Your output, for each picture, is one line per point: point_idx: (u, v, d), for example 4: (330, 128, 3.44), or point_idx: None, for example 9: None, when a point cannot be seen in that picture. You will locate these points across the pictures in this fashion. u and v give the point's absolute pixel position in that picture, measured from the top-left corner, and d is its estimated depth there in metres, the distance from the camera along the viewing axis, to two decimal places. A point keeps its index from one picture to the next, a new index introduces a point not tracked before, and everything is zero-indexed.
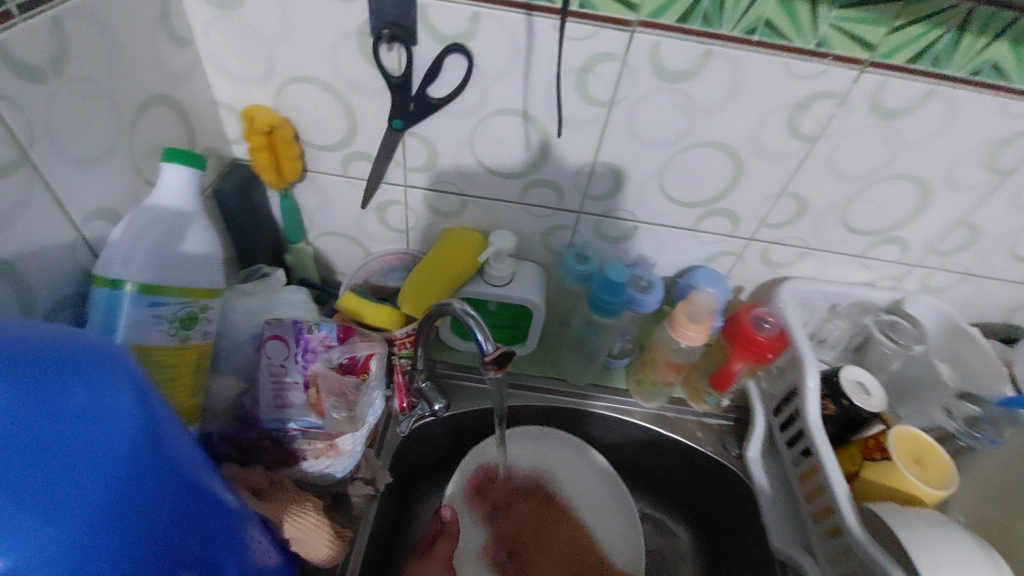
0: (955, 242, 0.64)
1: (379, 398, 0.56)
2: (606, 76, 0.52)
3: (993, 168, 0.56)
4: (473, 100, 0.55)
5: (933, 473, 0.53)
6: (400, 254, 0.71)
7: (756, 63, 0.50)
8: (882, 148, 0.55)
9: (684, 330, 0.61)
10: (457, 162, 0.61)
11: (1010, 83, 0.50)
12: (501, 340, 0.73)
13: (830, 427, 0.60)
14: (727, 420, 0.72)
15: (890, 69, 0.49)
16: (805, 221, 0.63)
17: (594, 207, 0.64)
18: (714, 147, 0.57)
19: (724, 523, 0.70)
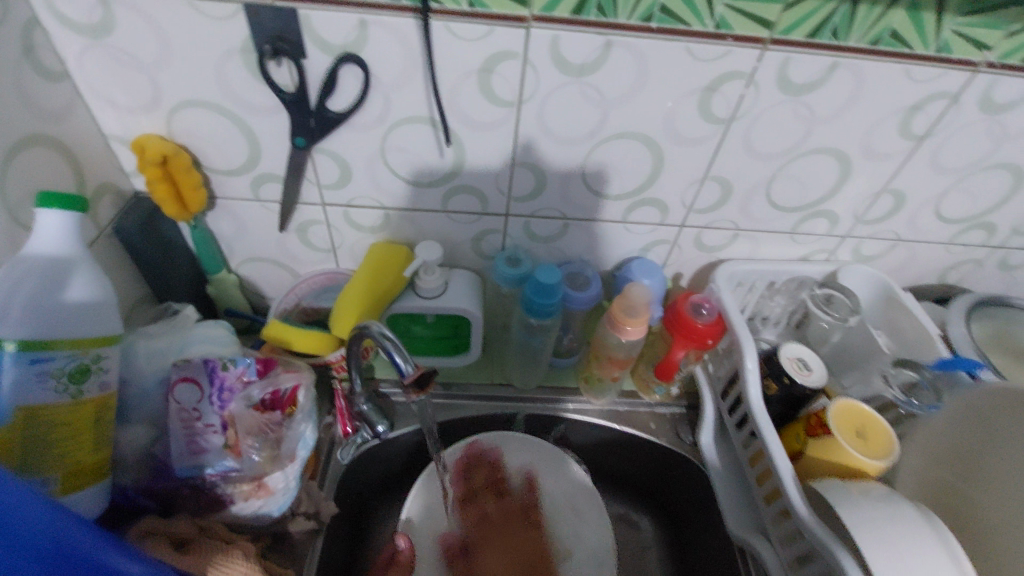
0: (880, 210, 0.64)
1: (311, 429, 0.54)
2: (509, 75, 0.50)
3: (907, 135, 0.56)
4: (377, 110, 0.53)
5: (875, 445, 0.53)
6: (330, 273, 0.69)
7: (659, 51, 0.49)
8: (796, 125, 0.55)
9: (624, 327, 0.60)
10: (372, 176, 0.59)
11: (912, 49, 0.49)
12: (443, 353, 0.71)
13: (775, 407, 0.60)
14: (678, 408, 0.72)
15: (792, 45, 0.49)
16: (732, 202, 0.63)
17: (520, 209, 0.63)
18: (631, 137, 0.56)
19: (685, 511, 0.70)
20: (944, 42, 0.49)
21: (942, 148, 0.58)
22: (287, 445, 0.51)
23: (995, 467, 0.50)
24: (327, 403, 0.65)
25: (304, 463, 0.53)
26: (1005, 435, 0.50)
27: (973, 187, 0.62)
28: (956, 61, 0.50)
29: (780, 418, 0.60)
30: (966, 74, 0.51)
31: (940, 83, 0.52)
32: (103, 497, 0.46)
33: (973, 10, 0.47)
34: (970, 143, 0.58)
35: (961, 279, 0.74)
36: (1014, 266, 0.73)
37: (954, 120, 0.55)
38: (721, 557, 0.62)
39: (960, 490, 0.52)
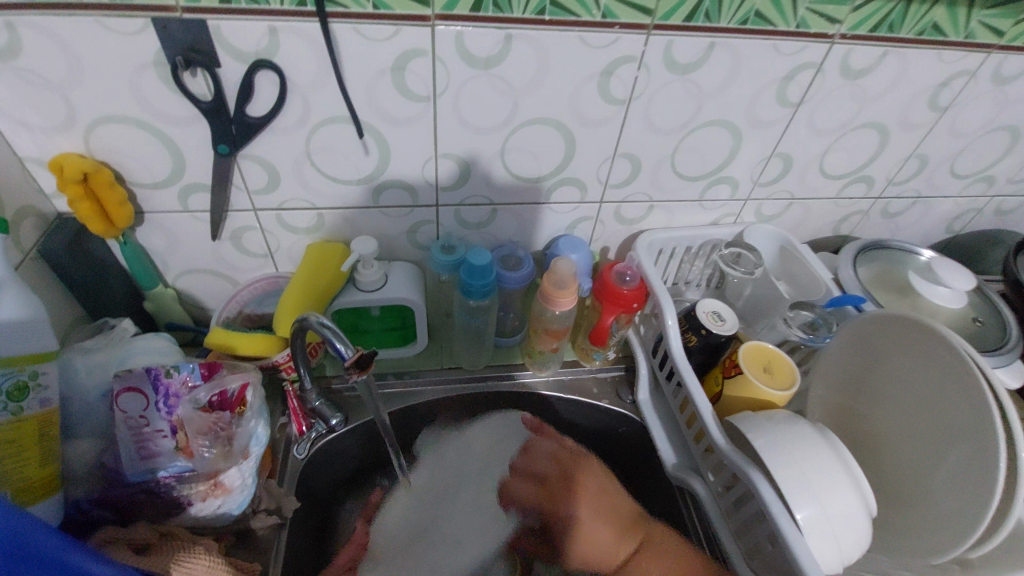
0: (773, 173, 0.72)
1: (263, 426, 0.55)
2: (421, 71, 0.54)
3: (784, 104, 0.64)
4: (298, 113, 0.55)
5: (781, 378, 0.59)
6: (269, 278, 0.70)
7: (555, 41, 0.53)
8: (688, 101, 0.61)
9: (556, 299, 0.64)
10: (301, 178, 0.61)
11: (776, 26, 0.56)
12: (391, 343, 0.74)
13: (697, 357, 0.66)
14: (617, 371, 0.77)
15: (672, 29, 0.54)
16: (642, 177, 0.69)
17: (449, 198, 0.66)
18: (542, 123, 0.60)
19: (633, 464, 0.76)
20: (801, 18, 0.56)
21: (816, 113, 0.65)
22: (241, 442, 0.53)
23: (882, 386, 0.58)
24: (280, 404, 0.67)
25: (258, 459, 0.55)
26: (888, 359, 0.58)
27: (848, 145, 0.70)
28: (814, 34, 0.57)
29: (702, 366, 0.66)
30: (824, 45, 0.59)
31: (805, 55, 0.59)
32: (59, 508, 0.47)
33: None
34: (839, 107, 0.65)
35: (853, 229, 0.83)
36: (895, 214, 0.83)
37: (822, 87, 0.63)
38: (664, 496, 0.69)
39: (857, 411, 0.61)
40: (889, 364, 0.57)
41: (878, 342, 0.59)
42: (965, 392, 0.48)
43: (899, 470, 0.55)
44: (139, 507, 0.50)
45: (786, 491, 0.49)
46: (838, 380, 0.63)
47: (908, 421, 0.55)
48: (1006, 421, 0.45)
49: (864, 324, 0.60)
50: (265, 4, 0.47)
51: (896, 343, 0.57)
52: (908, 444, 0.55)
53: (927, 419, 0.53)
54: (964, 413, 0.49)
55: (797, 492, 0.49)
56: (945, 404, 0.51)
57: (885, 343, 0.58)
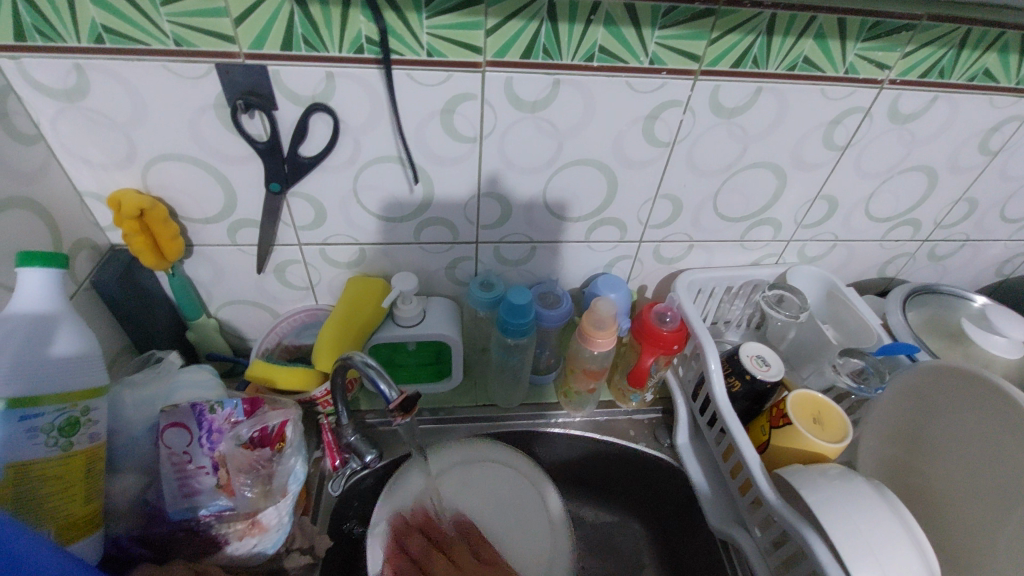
0: (817, 215, 0.71)
1: (301, 463, 0.55)
2: (470, 114, 0.55)
3: (830, 147, 0.63)
4: (347, 153, 0.56)
5: (832, 430, 0.57)
6: (309, 310, 0.71)
7: (602, 86, 0.54)
8: (733, 144, 0.61)
9: (594, 339, 0.63)
10: (346, 214, 0.62)
11: (824, 72, 0.56)
12: (426, 378, 0.73)
13: (741, 403, 0.64)
14: (654, 413, 0.75)
15: (719, 74, 0.54)
16: (683, 217, 0.68)
17: (490, 235, 0.67)
18: (586, 164, 0.61)
19: (671, 513, 0.73)
20: (850, 64, 0.55)
21: (864, 154, 0.64)
22: (280, 480, 0.53)
23: (938, 440, 0.56)
24: (313, 438, 0.66)
25: (295, 498, 0.55)
26: (944, 412, 0.55)
27: (895, 188, 0.69)
28: (862, 80, 0.57)
29: (745, 413, 0.64)
30: (873, 90, 0.58)
31: (853, 99, 0.59)
32: (99, 544, 0.47)
33: (871, 37, 0.53)
34: (887, 150, 0.64)
35: (898, 271, 0.81)
36: (943, 257, 0.80)
37: (871, 129, 0.62)
38: (707, 547, 0.65)
39: (910, 465, 0.58)
40: (945, 417, 0.55)
41: (933, 394, 0.57)
42: None
43: (957, 530, 0.52)
44: (176, 546, 0.49)
45: (845, 556, 0.46)
46: (891, 432, 0.61)
47: (970, 479, 0.52)
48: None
49: (919, 373, 0.58)
50: (324, 51, 0.48)
51: (953, 395, 0.54)
52: (971, 503, 0.51)
53: (988, 474, 0.50)
54: None
55: (855, 555, 0.46)
56: (1012, 460, 0.48)
57: (941, 395, 0.56)
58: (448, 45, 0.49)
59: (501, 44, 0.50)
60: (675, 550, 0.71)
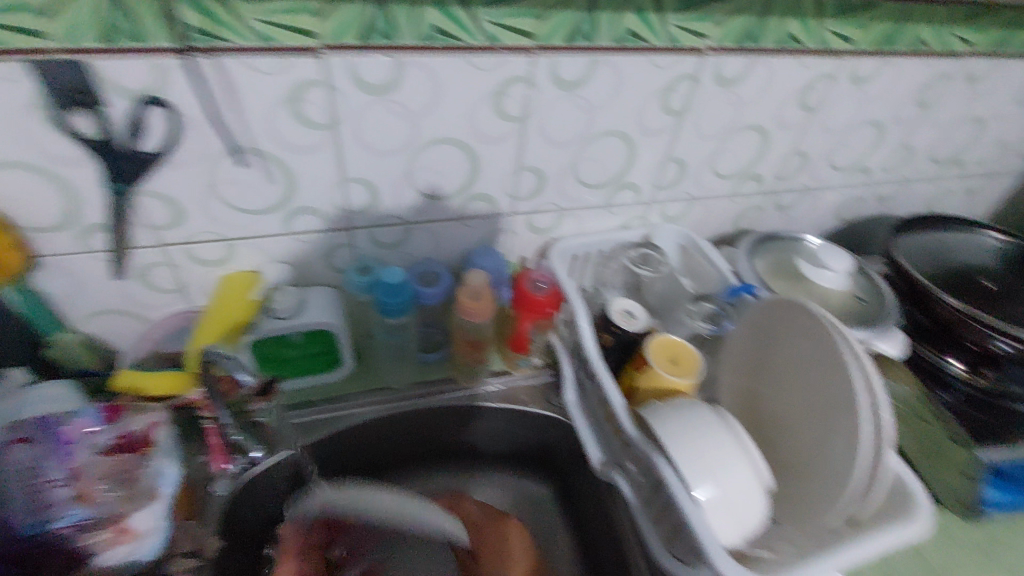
0: (670, 176, 0.77)
1: (173, 466, 0.54)
2: (317, 100, 0.55)
3: (668, 112, 0.69)
4: (192, 147, 0.55)
5: (686, 366, 0.63)
6: (182, 314, 0.69)
7: (444, 65, 0.56)
8: (579, 115, 0.65)
9: (469, 309, 0.66)
10: (204, 211, 0.60)
11: (650, 42, 0.61)
12: (317, 369, 0.73)
13: (614, 355, 0.69)
14: (546, 377, 0.80)
15: (555, 49, 0.58)
16: (548, 187, 0.72)
17: (363, 221, 0.68)
18: (446, 142, 0.63)
19: (568, 465, 0.78)
20: (673, 35, 0.61)
21: (700, 118, 0.71)
22: (148, 484, 0.52)
23: (773, 367, 0.62)
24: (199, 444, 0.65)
25: (171, 501, 0.53)
26: (776, 343, 0.62)
27: (735, 146, 0.76)
28: (685, 49, 0.63)
29: (620, 364, 0.70)
30: (697, 58, 0.64)
31: (681, 67, 0.64)
32: None
33: (684, 8, 0.59)
34: (719, 112, 0.71)
35: (752, 223, 0.89)
36: (789, 207, 0.89)
37: (701, 95, 0.68)
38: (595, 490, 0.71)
39: (756, 393, 0.65)
40: (777, 347, 0.62)
41: (770, 328, 0.63)
42: (836, 368, 0.53)
43: (789, 446, 0.59)
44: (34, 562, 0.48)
45: (687, 475, 0.51)
46: (737, 364, 0.68)
47: (795, 398, 0.59)
48: (875, 396, 0.50)
49: (759, 308, 0.65)
50: (148, 42, 0.47)
51: (782, 328, 0.61)
52: (796, 418, 0.58)
53: (807, 392, 0.57)
54: (836, 388, 0.53)
55: (697, 475, 0.51)
56: (820, 379, 0.55)
57: (775, 328, 0.62)
58: (281, 32, 0.50)
59: (335, 28, 0.51)
60: (578, 504, 0.76)
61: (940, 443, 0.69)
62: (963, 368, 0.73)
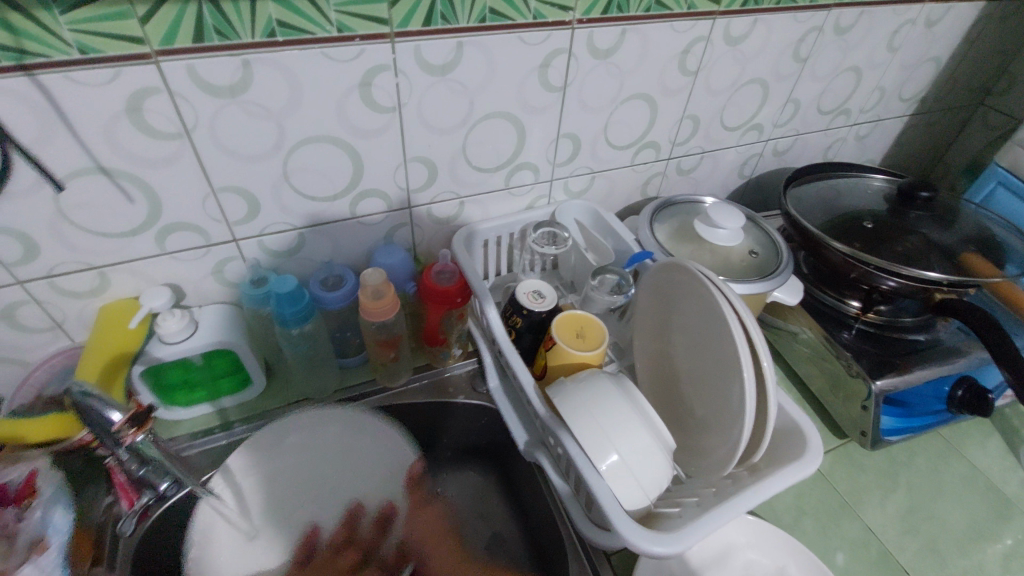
0: (564, 151, 0.77)
1: (62, 513, 0.51)
2: (161, 109, 0.52)
3: (548, 88, 0.68)
4: (30, 174, 0.51)
5: (591, 340, 0.64)
6: (66, 352, 0.65)
7: (296, 60, 0.53)
8: (456, 99, 0.64)
9: (371, 309, 0.64)
10: (62, 239, 0.56)
11: (514, 19, 0.60)
12: (225, 390, 0.70)
13: (528, 336, 0.69)
14: (471, 365, 0.79)
15: (415, 34, 0.56)
16: (440, 175, 0.71)
17: (248, 231, 0.65)
18: (319, 140, 0.61)
19: (502, 448, 0.79)
20: (536, 10, 0.60)
21: (583, 91, 0.71)
22: (32, 535, 0.49)
23: (673, 328, 0.64)
24: (105, 483, 0.62)
25: (65, 549, 0.51)
26: (674, 305, 0.63)
27: (624, 116, 0.76)
28: (552, 23, 0.62)
29: (535, 344, 0.70)
30: (566, 31, 0.63)
31: (551, 42, 0.63)
32: None
33: None
34: (602, 84, 0.71)
35: (657, 188, 0.91)
36: (691, 170, 0.91)
37: (579, 68, 0.68)
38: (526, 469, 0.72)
39: (664, 353, 0.67)
40: (675, 308, 0.63)
41: (667, 290, 0.64)
42: (722, 326, 0.54)
43: (693, 402, 0.61)
44: None
45: (588, 446, 0.52)
46: (647, 329, 0.70)
47: (694, 356, 0.60)
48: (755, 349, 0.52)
49: (657, 272, 0.65)
50: None
51: (676, 290, 0.62)
52: (696, 375, 0.60)
53: (702, 351, 0.59)
54: (724, 346, 0.54)
55: (598, 445, 0.52)
56: (711, 337, 0.57)
57: (671, 290, 0.63)
58: (102, 40, 0.46)
59: (164, 31, 0.47)
60: (517, 486, 0.76)
61: (841, 377, 0.73)
62: (857, 306, 0.77)
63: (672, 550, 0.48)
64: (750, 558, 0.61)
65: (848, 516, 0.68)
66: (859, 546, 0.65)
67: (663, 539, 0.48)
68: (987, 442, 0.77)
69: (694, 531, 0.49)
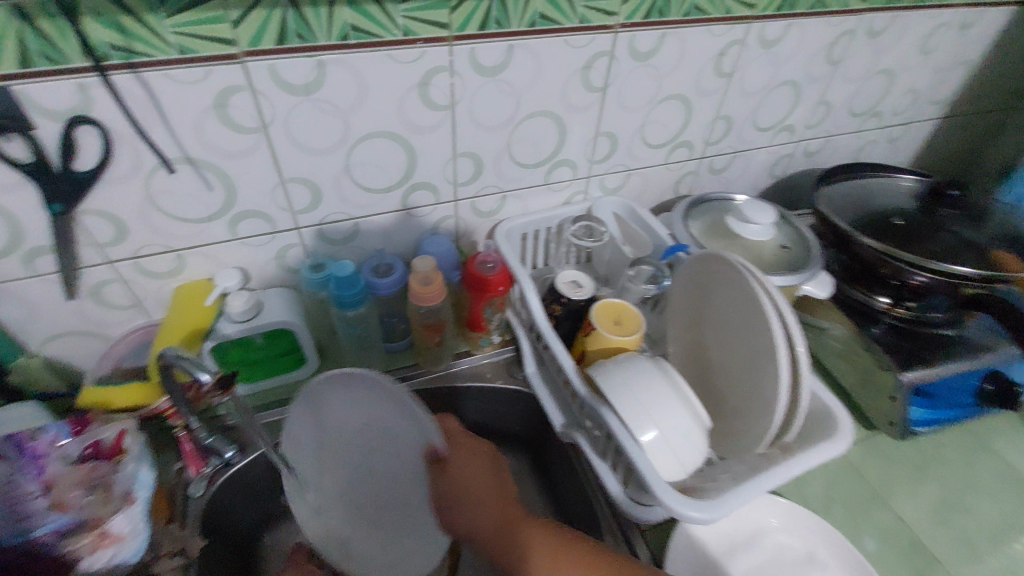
0: (602, 150, 0.81)
1: (147, 469, 0.56)
2: (244, 105, 0.57)
3: (590, 89, 0.72)
4: (128, 162, 0.56)
5: (629, 326, 0.67)
6: (143, 328, 0.71)
7: (364, 61, 0.58)
8: (504, 98, 0.68)
9: (422, 294, 0.69)
10: (149, 222, 0.62)
11: (562, 24, 0.64)
12: (284, 368, 0.76)
13: (566, 323, 0.73)
14: (508, 352, 0.83)
15: (470, 38, 0.61)
16: (485, 171, 0.75)
17: (309, 219, 0.70)
18: (378, 136, 0.65)
19: (537, 432, 0.82)
20: (582, 15, 0.64)
21: (622, 91, 0.74)
22: (123, 488, 0.54)
23: (710, 317, 0.66)
24: (175, 451, 0.67)
25: (148, 502, 0.56)
26: (712, 294, 0.66)
27: (660, 115, 0.80)
28: (597, 27, 0.66)
29: (573, 331, 0.74)
30: (609, 35, 0.67)
31: (595, 45, 0.67)
32: None
33: None
34: (640, 85, 0.75)
35: (689, 187, 0.94)
36: (723, 169, 0.94)
37: (620, 70, 0.72)
38: (564, 455, 0.75)
39: (698, 341, 0.69)
40: (713, 297, 0.65)
41: (705, 280, 0.67)
42: (760, 313, 0.57)
43: (727, 388, 0.64)
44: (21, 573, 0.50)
45: (629, 420, 0.56)
46: (682, 318, 0.73)
47: (730, 343, 0.63)
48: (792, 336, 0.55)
49: (695, 262, 0.68)
50: (67, 64, 0.48)
51: (714, 279, 0.65)
52: (730, 362, 0.63)
53: (739, 338, 0.61)
54: (761, 333, 0.57)
55: (639, 420, 0.56)
56: (749, 324, 0.59)
57: (709, 280, 0.66)
58: (198, 41, 0.51)
59: (252, 34, 0.52)
60: (551, 468, 0.80)
61: (871, 371, 0.75)
62: (886, 301, 0.78)
63: (707, 517, 0.51)
64: (781, 540, 0.63)
65: (876, 503, 0.70)
66: (886, 531, 0.67)
67: (698, 506, 0.51)
68: (1017, 438, 0.78)
69: (728, 502, 0.52)
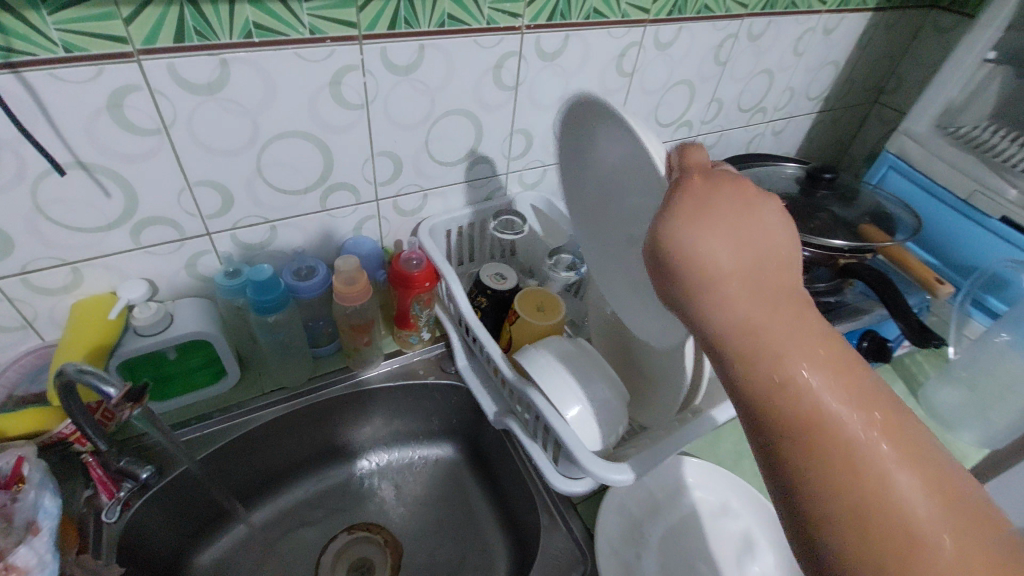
0: (518, 146, 0.84)
1: (51, 498, 0.53)
2: (142, 106, 0.54)
3: (502, 87, 0.75)
4: (10, 167, 0.52)
5: (551, 312, 0.70)
6: (37, 351, 0.65)
7: (271, 60, 0.58)
8: (418, 97, 0.70)
9: (346, 294, 0.69)
10: (38, 233, 0.57)
11: (470, 25, 0.66)
12: (202, 382, 0.73)
13: (492, 313, 0.75)
14: (438, 348, 0.84)
15: (380, 37, 0.62)
16: (405, 169, 0.76)
17: (221, 224, 0.68)
18: (291, 136, 0.65)
19: (471, 424, 0.83)
20: (489, 16, 0.67)
21: (533, 90, 0.78)
22: (25, 518, 0.50)
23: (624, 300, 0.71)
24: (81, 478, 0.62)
25: (54, 534, 0.52)
26: None
27: None
28: (504, 28, 0.69)
29: (499, 321, 0.76)
30: (517, 36, 0.70)
31: (504, 45, 0.70)
32: None
33: None
34: (549, 83, 0.78)
35: None
36: None
37: (529, 69, 0.75)
38: (499, 444, 0.78)
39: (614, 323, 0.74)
40: None
41: None
42: None
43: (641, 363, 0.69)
44: None
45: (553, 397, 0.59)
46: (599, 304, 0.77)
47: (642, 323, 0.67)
48: None
49: None
50: None
51: None
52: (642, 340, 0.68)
53: None
54: None
55: (562, 396, 0.59)
56: None
57: None
58: (86, 39, 0.49)
59: (146, 32, 0.51)
60: (487, 457, 0.82)
61: None
62: None
63: (628, 477, 0.55)
64: (696, 497, 0.68)
65: None
66: None
67: (619, 468, 0.55)
68: (892, 386, 0.89)
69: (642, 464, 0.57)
